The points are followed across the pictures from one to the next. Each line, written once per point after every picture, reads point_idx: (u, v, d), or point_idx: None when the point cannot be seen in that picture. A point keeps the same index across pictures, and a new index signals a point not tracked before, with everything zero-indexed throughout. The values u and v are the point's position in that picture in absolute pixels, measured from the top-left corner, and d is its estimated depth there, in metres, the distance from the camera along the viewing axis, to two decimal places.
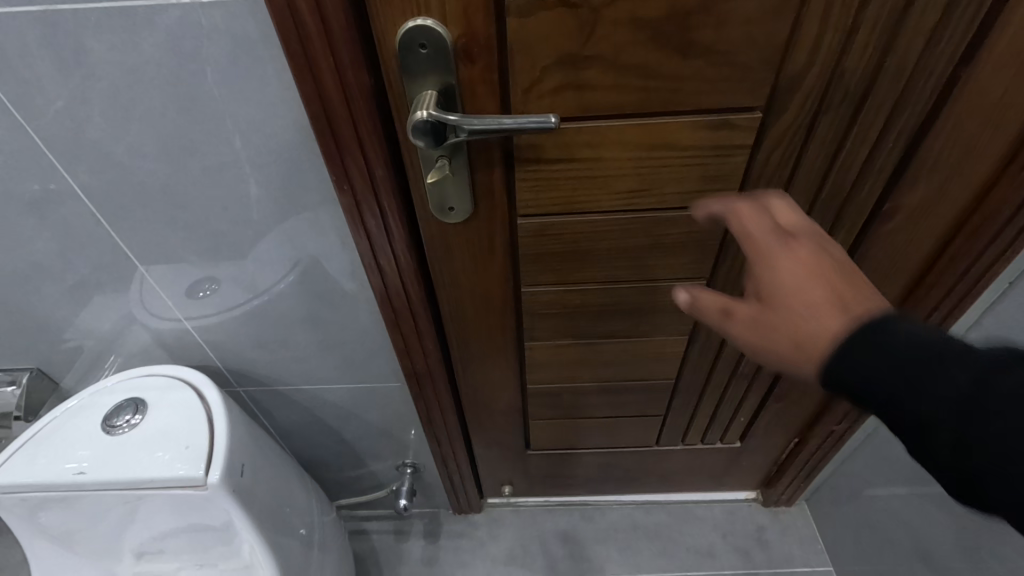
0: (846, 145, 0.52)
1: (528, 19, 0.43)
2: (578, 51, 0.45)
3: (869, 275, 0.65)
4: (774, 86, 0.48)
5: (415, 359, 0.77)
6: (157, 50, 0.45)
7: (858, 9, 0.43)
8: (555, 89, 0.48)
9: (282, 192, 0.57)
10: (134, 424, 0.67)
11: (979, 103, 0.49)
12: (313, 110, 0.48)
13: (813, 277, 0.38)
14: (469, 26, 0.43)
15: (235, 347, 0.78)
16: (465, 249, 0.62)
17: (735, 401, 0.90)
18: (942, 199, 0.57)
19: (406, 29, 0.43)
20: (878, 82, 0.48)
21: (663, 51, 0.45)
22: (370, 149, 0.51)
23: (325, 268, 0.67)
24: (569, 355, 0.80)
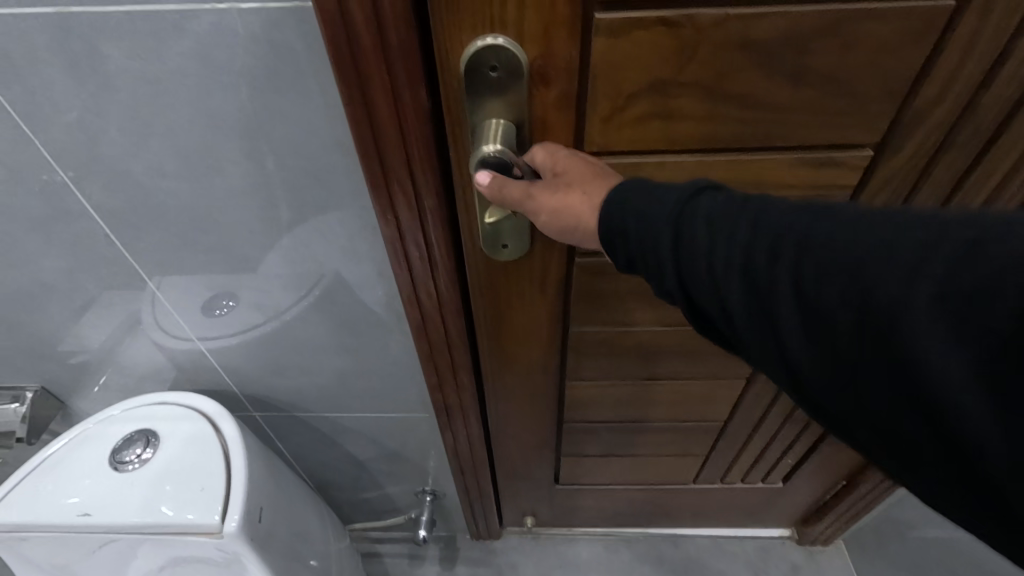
0: (962, 188, 0.46)
1: (618, 39, 0.37)
2: (673, 78, 0.39)
3: None
4: (892, 123, 0.42)
5: (447, 393, 0.72)
6: (184, 59, 0.39)
7: (1011, 36, 0.37)
8: (640, 118, 0.42)
9: (316, 217, 0.51)
10: (145, 460, 0.62)
11: None
12: (361, 131, 0.41)
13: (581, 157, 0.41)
14: (550, 46, 0.37)
15: (254, 372, 0.73)
16: (513, 287, 0.56)
17: (785, 444, 0.84)
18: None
19: (477, 47, 0.37)
20: (1011, 128, 0.41)
21: (775, 81, 0.39)
22: (421, 179, 0.45)
23: (356, 296, 0.61)
24: (615, 395, 0.74)
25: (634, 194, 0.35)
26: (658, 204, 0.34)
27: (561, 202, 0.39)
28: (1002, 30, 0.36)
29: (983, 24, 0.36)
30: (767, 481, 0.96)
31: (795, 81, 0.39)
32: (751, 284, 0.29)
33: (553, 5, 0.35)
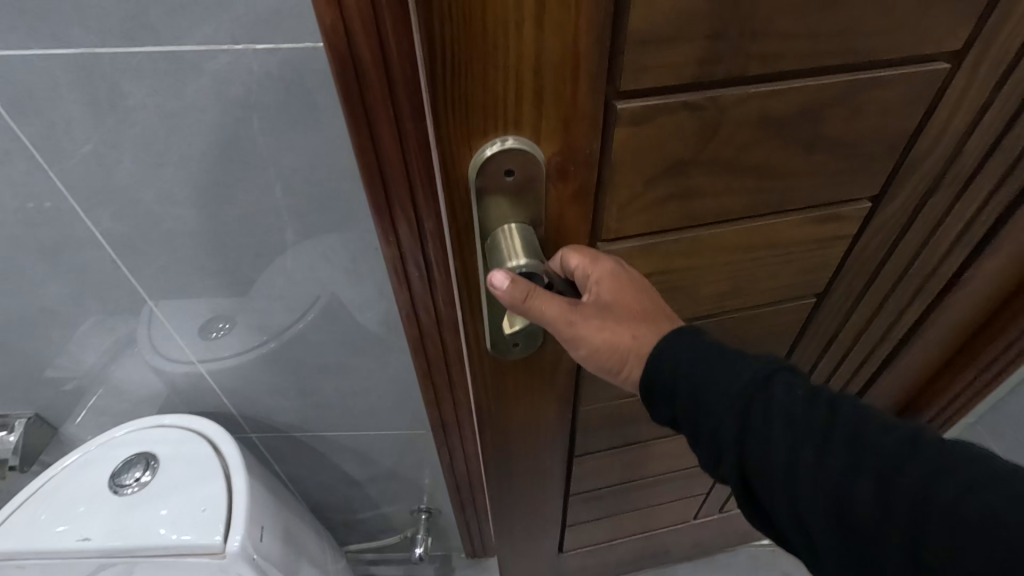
0: (947, 220, 0.51)
1: (642, 126, 0.37)
2: (689, 158, 0.40)
3: (931, 336, 0.67)
4: (892, 172, 0.46)
5: (445, 409, 0.74)
6: (202, 96, 0.42)
7: (991, 91, 0.42)
8: (659, 201, 0.42)
9: (321, 241, 0.54)
10: (144, 483, 0.62)
11: None
12: (365, 156, 0.44)
13: (628, 294, 0.41)
14: (569, 140, 0.36)
15: (252, 393, 0.74)
16: (524, 377, 0.53)
17: None
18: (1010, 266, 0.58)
19: (491, 150, 0.35)
20: (988, 166, 0.47)
21: (785, 145, 0.41)
22: (426, 207, 0.48)
23: (357, 317, 0.63)
24: (621, 460, 0.76)
25: (692, 366, 0.39)
26: (727, 387, 0.38)
27: (604, 341, 0.41)
28: (986, 85, 0.42)
29: (972, 80, 0.41)
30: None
31: (790, 140, 0.41)
32: (824, 497, 0.33)
33: (574, 101, 0.34)
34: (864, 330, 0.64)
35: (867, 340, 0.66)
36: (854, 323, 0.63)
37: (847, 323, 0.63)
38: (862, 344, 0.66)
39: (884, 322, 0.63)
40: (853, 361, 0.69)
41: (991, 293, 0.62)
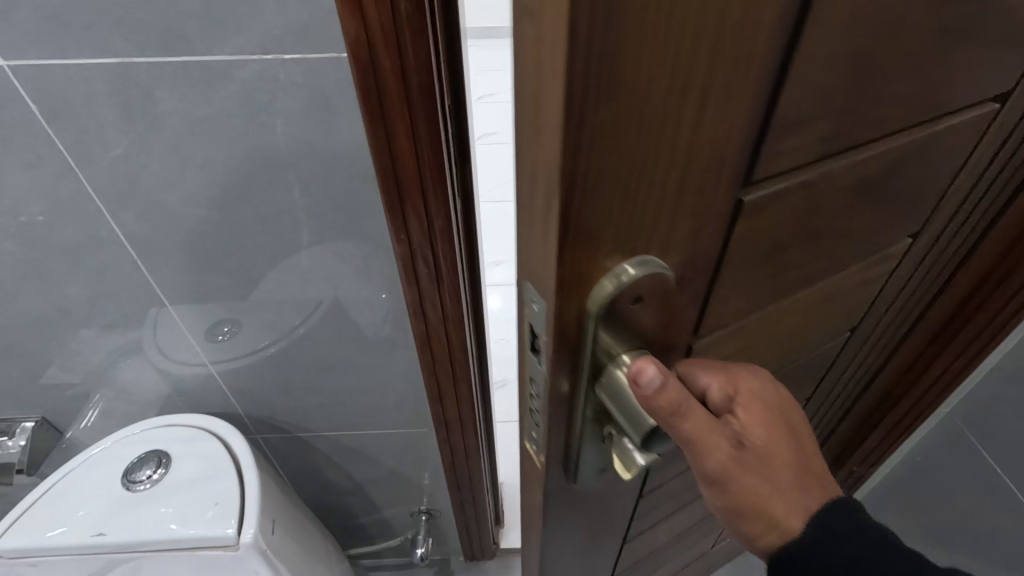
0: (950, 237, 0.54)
1: (760, 207, 0.31)
2: (785, 231, 0.35)
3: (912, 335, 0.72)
4: (932, 207, 0.46)
5: (448, 406, 0.77)
6: (230, 102, 0.45)
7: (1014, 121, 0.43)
8: (753, 276, 0.37)
9: (335, 241, 0.57)
10: (156, 479, 0.64)
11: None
12: (380, 159, 0.48)
13: (773, 431, 0.35)
14: (695, 243, 0.30)
15: (259, 393, 0.76)
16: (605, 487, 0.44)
17: None
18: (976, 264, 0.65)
19: (620, 279, 0.28)
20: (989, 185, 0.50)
21: (861, 203, 0.38)
22: (432, 194, 0.51)
23: (365, 315, 0.66)
24: (662, 527, 0.68)
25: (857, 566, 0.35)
26: None
27: (745, 484, 0.35)
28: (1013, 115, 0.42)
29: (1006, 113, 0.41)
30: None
31: (868, 197, 0.38)
32: None
33: (711, 199, 0.29)
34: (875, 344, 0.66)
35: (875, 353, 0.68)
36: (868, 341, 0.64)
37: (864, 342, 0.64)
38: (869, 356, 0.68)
39: (886, 333, 0.66)
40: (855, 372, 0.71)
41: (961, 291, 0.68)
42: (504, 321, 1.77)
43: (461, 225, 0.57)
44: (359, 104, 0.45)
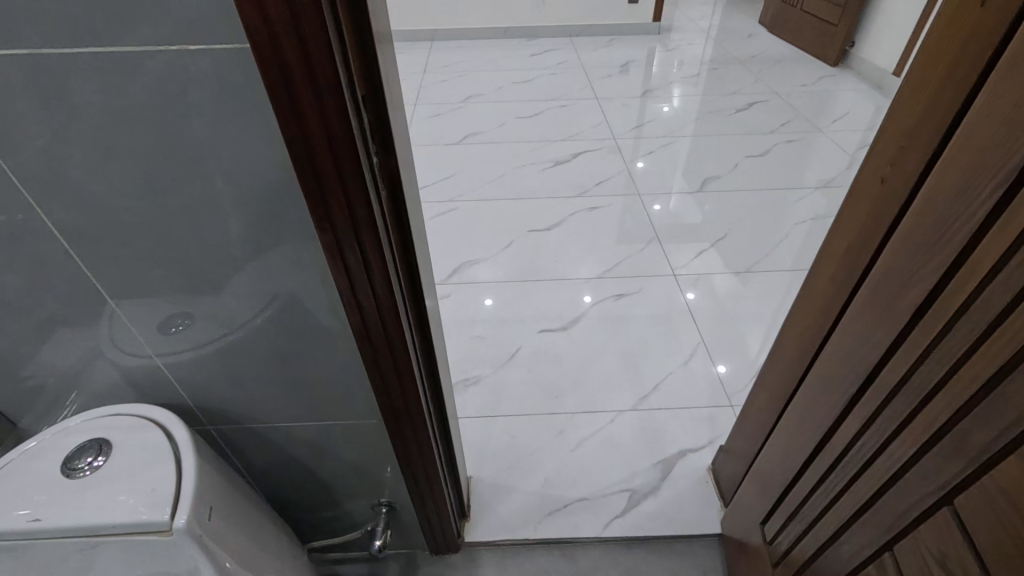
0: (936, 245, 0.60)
1: None
2: None
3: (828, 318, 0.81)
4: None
5: (394, 398, 0.78)
6: (142, 92, 0.46)
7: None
8: None
9: (262, 232, 0.57)
10: (97, 466, 0.65)
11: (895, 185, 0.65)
12: (296, 152, 0.49)
13: None
14: None
15: (207, 385, 0.77)
16: None
17: (801, 474, 0.91)
18: (864, 249, 0.71)
19: None
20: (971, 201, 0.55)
21: None
22: (350, 176, 0.51)
23: (306, 308, 0.66)
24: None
25: None
26: None
27: None
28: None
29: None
30: (766, 522, 1.03)
31: None
32: None
33: None
34: (887, 402, 0.69)
35: (877, 400, 0.71)
36: (898, 404, 0.67)
37: (894, 406, 0.68)
38: (875, 407, 0.71)
39: (864, 333, 0.72)
40: (862, 418, 0.74)
41: (835, 274, 0.78)
42: (481, 317, 1.78)
43: (384, 206, 0.58)
44: (263, 83, 0.45)
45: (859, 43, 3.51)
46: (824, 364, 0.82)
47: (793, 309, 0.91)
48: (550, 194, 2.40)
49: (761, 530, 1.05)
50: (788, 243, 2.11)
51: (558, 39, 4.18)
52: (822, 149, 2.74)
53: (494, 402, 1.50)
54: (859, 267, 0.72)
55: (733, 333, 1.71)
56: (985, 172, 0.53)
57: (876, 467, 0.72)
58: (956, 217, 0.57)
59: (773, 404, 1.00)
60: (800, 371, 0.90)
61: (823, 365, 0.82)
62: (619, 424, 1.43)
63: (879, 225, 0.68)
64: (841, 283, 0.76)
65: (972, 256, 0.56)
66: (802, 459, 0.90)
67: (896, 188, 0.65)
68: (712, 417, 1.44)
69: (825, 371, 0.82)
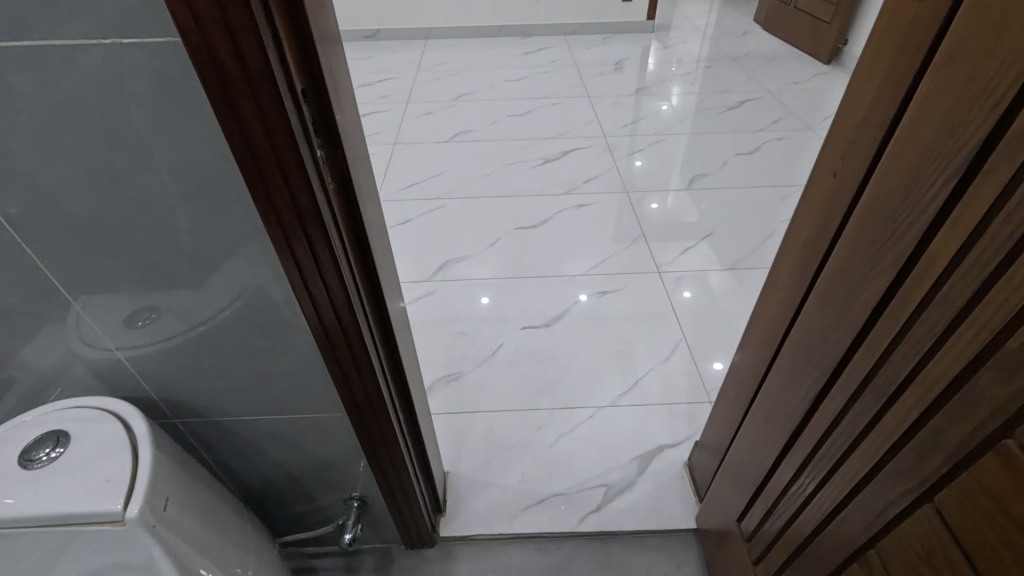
0: (888, 240, 0.57)
1: None
2: None
3: (787, 314, 0.80)
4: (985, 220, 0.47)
5: (356, 390, 0.79)
6: (80, 85, 0.47)
7: (971, 140, 0.47)
8: None
9: (211, 225, 0.58)
10: (54, 457, 0.65)
11: (846, 179, 0.64)
12: (237, 144, 0.50)
13: None
14: None
15: (170, 379, 0.77)
16: None
17: (769, 476, 0.89)
18: (818, 243, 0.71)
19: None
20: (923, 191, 0.52)
21: None
22: (289, 158, 0.51)
23: (263, 301, 0.67)
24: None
25: None
26: None
27: None
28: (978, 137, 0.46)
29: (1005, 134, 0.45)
30: (741, 519, 1.01)
31: None
32: None
33: None
34: (854, 400, 0.64)
35: (843, 397, 0.66)
36: (864, 401, 0.63)
37: (861, 403, 0.63)
38: (841, 405, 0.67)
39: (821, 333, 0.70)
40: (829, 417, 0.69)
41: (794, 270, 0.77)
42: (466, 314, 1.79)
43: (331, 190, 0.58)
44: (193, 66, 0.45)
45: (852, 41, 3.51)
46: (785, 364, 0.80)
47: (755, 305, 0.91)
48: (538, 192, 2.41)
49: (736, 529, 1.02)
50: (774, 240, 2.11)
51: (553, 37, 4.19)
52: (812, 147, 2.74)
53: (474, 398, 1.50)
54: (814, 261, 0.72)
55: (715, 331, 1.71)
56: (930, 165, 0.51)
57: (846, 470, 0.67)
58: (901, 209, 0.55)
59: (741, 399, 1.00)
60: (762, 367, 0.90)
61: (784, 365, 0.80)
62: (597, 420, 1.44)
63: (831, 218, 0.68)
64: (798, 276, 0.76)
65: (928, 253, 0.52)
66: (766, 458, 0.89)
67: (845, 182, 0.65)
68: (690, 413, 1.44)
69: (787, 371, 0.80)
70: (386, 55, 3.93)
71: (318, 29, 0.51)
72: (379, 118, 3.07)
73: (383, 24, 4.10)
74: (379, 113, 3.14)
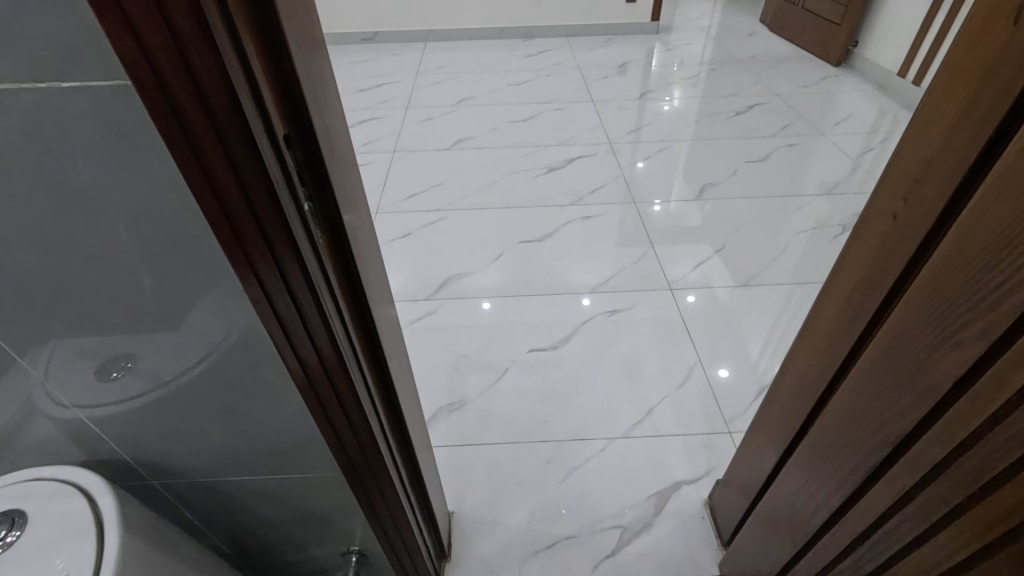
0: (973, 304, 0.49)
1: None
2: None
3: (834, 362, 0.72)
4: None
5: (351, 450, 0.70)
6: (13, 133, 0.39)
7: None
8: None
9: (179, 285, 0.50)
10: (10, 542, 0.59)
11: (909, 224, 0.56)
12: (205, 201, 0.42)
13: None
14: None
15: (142, 439, 0.69)
16: None
17: (811, 537, 0.81)
18: (872, 291, 0.63)
19: None
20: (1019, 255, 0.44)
21: None
22: (267, 217, 0.43)
23: (242, 362, 0.59)
24: None
25: None
26: None
27: None
28: None
29: None
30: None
31: None
32: None
33: None
34: (928, 482, 0.55)
35: (912, 477, 0.57)
36: (939, 486, 0.54)
37: (936, 486, 0.54)
38: (910, 484, 0.58)
39: (878, 394, 0.62)
40: (890, 491, 0.61)
41: (842, 316, 0.69)
42: (469, 334, 1.70)
43: (321, 246, 0.50)
44: (147, 114, 0.37)
45: (862, 43, 3.42)
46: (831, 418, 0.72)
47: (795, 345, 0.83)
48: (543, 202, 2.32)
49: None
50: (789, 253, 2.03)
51: (555, 39, 4.10)
52: (825, 154, 2.65)
53: (479, 428, 1.43)
54: (867, 311, 0.64)
55: (731, 353, 1.63)
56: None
57: (917, 557, 0.58)
58: (989, 271, 0.47)
59: (774, 444, 0.92)
60: (800, 414, 0.82)
61: (830, 419, 0.72)
62: (610, 452, 1.36)
63: (889, 265, 0.60)
64: (847, 324, 0.68)
65: None
66: (807, 518, 0.81)
67: (907, 227, 0.57)
68: (708, 445, 1.36)
69: (832, 427, 0.72)
70: (385, 59, 3.84)
71: (303, 63, 0.43)
72: (378, 125, 2.99)
73: (382, 26, 4.01)
74: (378, 119, 3.05)
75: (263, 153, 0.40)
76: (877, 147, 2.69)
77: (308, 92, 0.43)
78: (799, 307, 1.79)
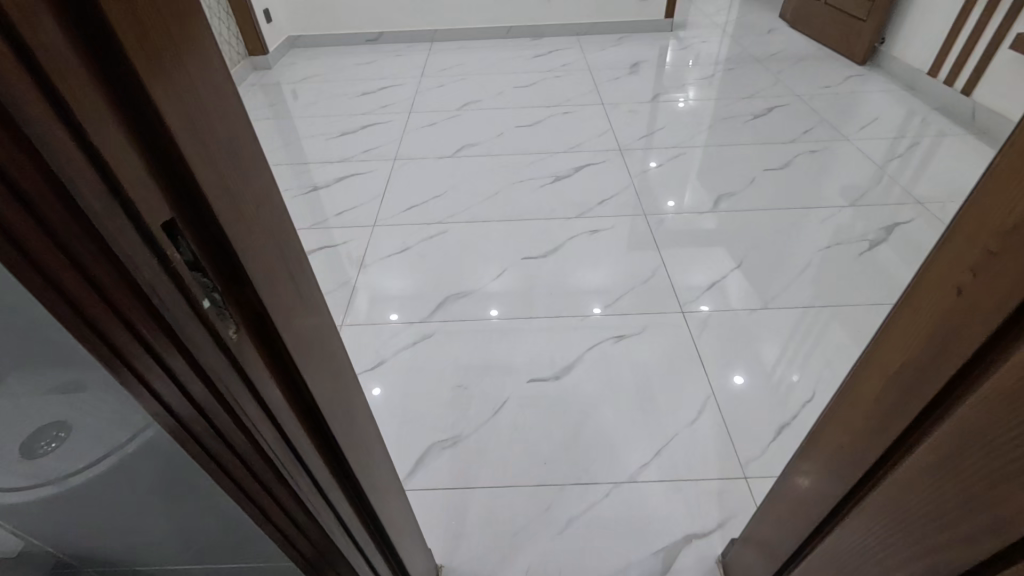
0: None
1: None
2: None
3: (876, 448, 0.60)
4: None
5: (303, 548, 0.60)
6: None
7: None
8: None
9: (63, 385, 0.42)
10: None
11: (978, 304, 0.45)
12: (59, 313, 0.31)
13: None
14: None
15: (82, 526, 0.63)
16: None
17: None
18: (931, 376, 0.51)
19: None
20: None
21: None
22: (141, 317, 0.33)
23: (158, 460, 0.50)
24: None
25: None
26: None
27: None
28: None
29: None
30: None
31: None
32: None
33: None
34: None
35: None
36: None
37: None
38: None
39: (936, 508, 0.50)
40: None
41: (890, 397, 0.57)
42: (467, 362, 1.60)
43: (234, 339, 0.40)
44: None
45: (889, 40, 3.23)
46: (873, 516, 0.60)
47: (828, 414, 0.71)
48: (548, 215, 2.21)
49: None
50: (811, 272, 1.90)
51: (564, 39, 3.97)
52: (849, 161, 2.49)
53: (473, 469, 1.33)
54: (922, 398, 0.52)
55: (748, 385, 1.50)
56: None
57: None
58: None
59: (801, 521, 0.80)
60: (833, 496, 0.70)
61: (872, 518, 0.60)
62: (613, 499, 1.25)
63: (952, 350, 0.48)
64: (895, 408, 0.56)
65: None
66: None
67: (975, 307, 0.45)
68: (721, 493, 1.25)
69: (875, 527, 0.60)
70: (390, 60, 3.74)
71: (190, 120, 0.32)
72: (380, 131, 2.90)
73: (387, 27, 3.91)
74: (380, 125, 2.96)
75: (119, 243, 0.30)
76: (905, 153, 2.52)
77: (195, 158, 0.33)
78: (822, 333, 1.66)
